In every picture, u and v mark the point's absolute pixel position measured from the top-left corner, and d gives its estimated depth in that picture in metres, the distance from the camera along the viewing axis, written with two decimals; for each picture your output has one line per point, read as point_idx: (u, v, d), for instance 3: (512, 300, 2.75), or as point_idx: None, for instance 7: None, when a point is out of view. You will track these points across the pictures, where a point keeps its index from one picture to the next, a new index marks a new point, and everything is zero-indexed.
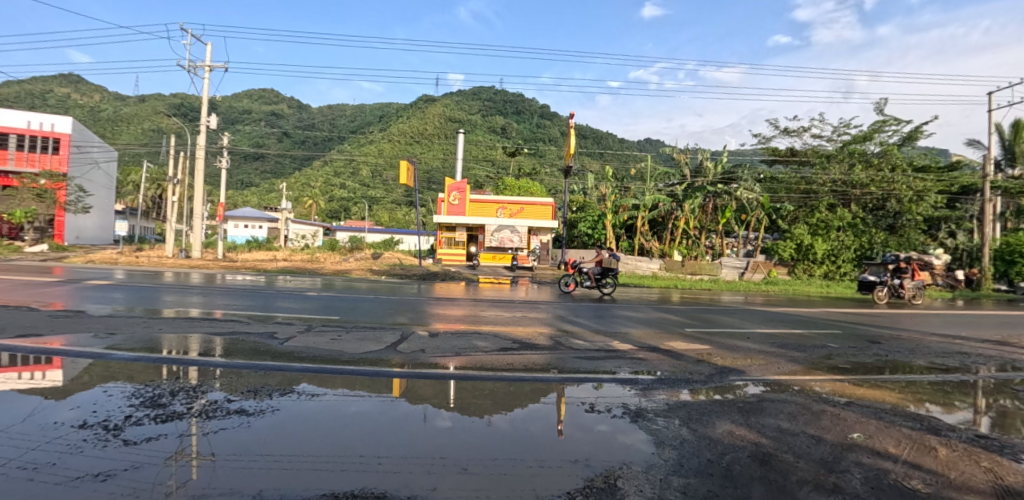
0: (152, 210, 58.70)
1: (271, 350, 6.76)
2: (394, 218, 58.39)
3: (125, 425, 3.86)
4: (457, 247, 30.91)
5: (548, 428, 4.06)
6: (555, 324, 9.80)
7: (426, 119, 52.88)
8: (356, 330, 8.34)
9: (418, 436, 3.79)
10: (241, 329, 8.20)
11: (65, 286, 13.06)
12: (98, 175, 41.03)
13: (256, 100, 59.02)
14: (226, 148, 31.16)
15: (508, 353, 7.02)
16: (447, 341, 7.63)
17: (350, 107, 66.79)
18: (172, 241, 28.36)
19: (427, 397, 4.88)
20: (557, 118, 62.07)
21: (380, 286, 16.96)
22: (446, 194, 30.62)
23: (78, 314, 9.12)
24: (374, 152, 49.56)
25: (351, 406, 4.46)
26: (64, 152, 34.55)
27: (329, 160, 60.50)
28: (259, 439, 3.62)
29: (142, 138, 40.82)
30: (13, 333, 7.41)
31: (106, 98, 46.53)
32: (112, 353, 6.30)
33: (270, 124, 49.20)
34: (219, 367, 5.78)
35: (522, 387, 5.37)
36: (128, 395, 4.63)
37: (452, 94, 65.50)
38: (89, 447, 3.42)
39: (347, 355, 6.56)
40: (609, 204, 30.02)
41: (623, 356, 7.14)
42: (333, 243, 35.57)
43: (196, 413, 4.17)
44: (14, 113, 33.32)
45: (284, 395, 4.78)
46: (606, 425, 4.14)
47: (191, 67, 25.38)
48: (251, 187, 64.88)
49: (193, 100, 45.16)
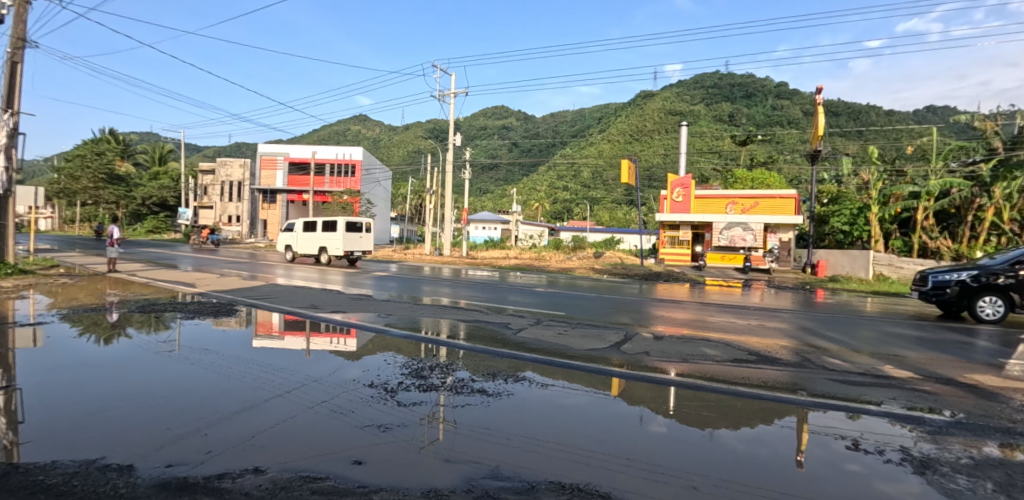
0: (417, 217, 72.19)
1: (505, 338, 7.53)
2: (614, 218, 59.29)
3: (398, 389, 4.78)
4: (681, 247, 29.11)
5: (782, 456, 3.48)
6: (800, 337, 8.36)
7: (645, 116, 51.82)
8: (580, 326, 8.65)
9: (634, 440, 3.69)
10: (482, 318, 9.37)
11: (361, 276, 17.17)
12: (382, 191, 52.40)
13: (491, 117, 66.96)
14: (468, 162, 35.56)
15: (742, 365, 6.31)
16: (673, 346, 7.29)
17: (571, 113, 69.99)
18: (430, 241, 34.04)
19: (643, 399, 4.77)
20: (799, 96, 53.14)
21: (540, 281, 18.39)
22: (668, 191, 29.64)
23: (369, 297, 11.83)
24: (594, 153, 51.15)
25: (569, 399, 4.63)
26: (359, 175, 45.44)
27: (553, 165, 64.92)
28: (494, 417, 4.07)
29: (409, 159, 51.18)
30: (332, 309, 10.07)
31: (384, 130, 59.06)
32: (389, 329, 7.98)
33: (502, 137, 55.44)
34: (463, 349, 6.72)
35: (751, 404, 4.75)
36: (398, 365, 5.72)
37: (672, 86, 62.03)
38: (376, 402, 4.35)
39: (572, 350, 6.87)
40: (875, 193, 24.47)
41: (898, 386, 5.64)
42: (558, 243, 37.49)
43: (448, 387, 4.88)
44: (329, 148, 45.27)
45: (517, 380, 5.25)
46: (858, 466, 3.36)
47: (441, 96, 30.16)
48: (487, 194, 74.37)
49: (443, 124, 54.31)
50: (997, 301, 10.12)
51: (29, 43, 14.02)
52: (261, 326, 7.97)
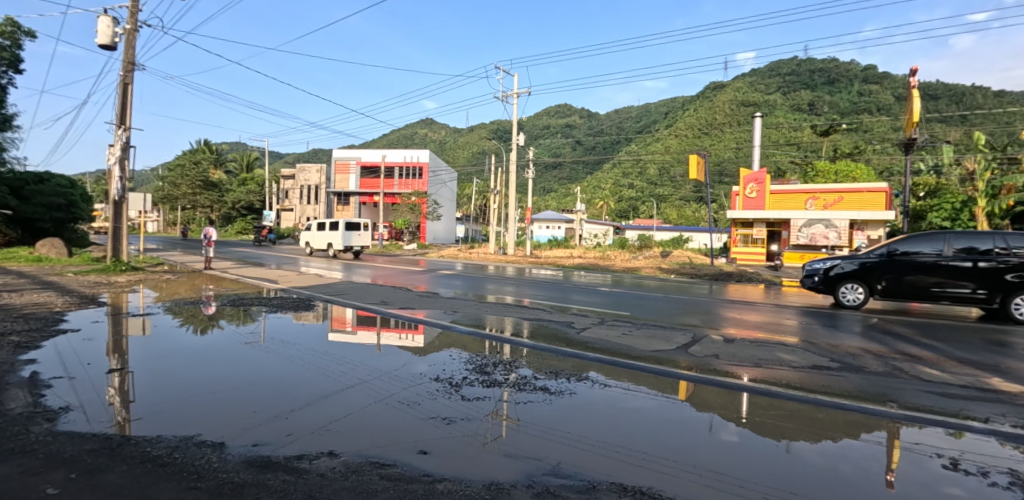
0: (481, 216, 73.60)
1: (569, 337, 7.50)
2: (682, 215, 57.64)
3: (462, 383, 4.90)
4: (754, 245, 27.23)
5: (869, 474, 3.20)
6: (890, 345, 7.63)
7: (715, 108, 49.55)
8: (645, 327, 8.42)
9: (700, 447, 3.54)
10: (544, 316, 9.37)
11: (427, 274, 17.77)
12: (448, 192, 53.91)
13: (553, 115, 66.84)
14: (531, 161, 35.72)
15: (822, 373, 5.86)
16: (745, 350, 6.90)
17: (635, 108, 68.25)
18: (494, 241, 34.58)
19: (713, 405, 4.57)
20: (891, 79, 48.48)
21: (604, 279, 18.11)
22: (741, 187, 28.19)
23: (435, 295, 12.22)
24: (661, 149, 49.71)
25: (633, 401, 4.54)
26: (426, 177, 46.95)
27: (617, 163, 63.74)
28: (555, 415, 4.07)
29: (474, 160, 52.38)
30: (400, 305, 10.50)
31: (449, 133, 60.68)
32: (454, 326, 8.19)
33: (565, 135, 55.18)
34: (527, 348, 6.77)
35: (834, 415, 4.39)
36: (462, 360, 5.87)
37: (745, 75, 58.70)
38: (442, 396, 4.49)
39: (637, 351, 6.70)
40: (982, 185, 21.80)
41: (1009, 402, 4.99)
42: (623, 242, 36.78)
43: (511, 384, 4.94)
44: (398, 151, 47.17)
45: (580, 379, 5.21)
46: (960, 490, 3.02)
47: (504, 97, 30.53)
48: (551, 193, 74.39)
49: (506, 124, 54.87)
50: (854, 288, 11.05)
51: (137, 65, 15.72)
52: (336, 321, 8.46)
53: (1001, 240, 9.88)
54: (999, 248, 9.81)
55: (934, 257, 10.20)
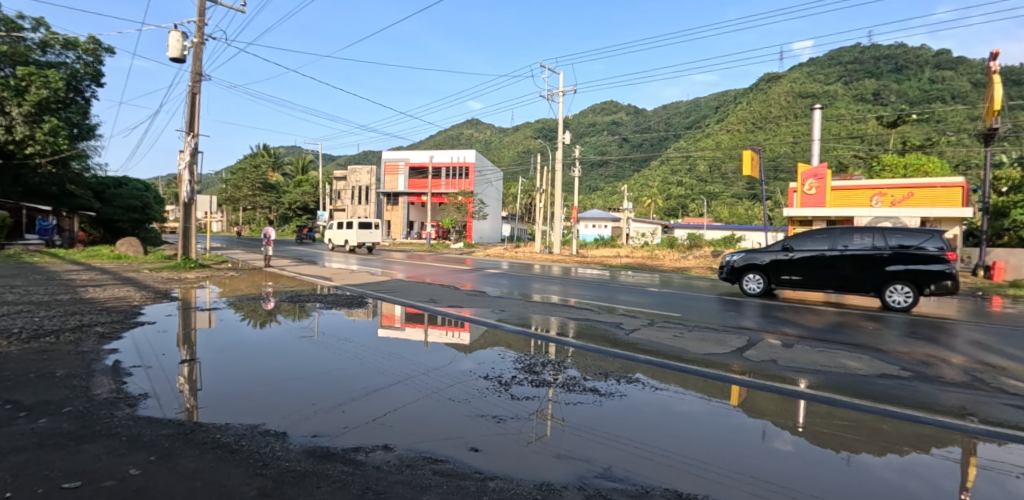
0: (526, 215, 73.80)
1: (617, 338, 7.38)
2: (734, 213, 55.59)
3: (511, 382, 4.92)
4: None
5: (943, 492, 2.95)
6: (970, 353, 7.02)
7: (770, 101, 47.45)
8: (697, 329, 8.16)
9: (754, 455, 3.39)
10: (592, 316, 9.25)
11: (474, 273, 17.98)
12: (494, 192, 54.40)
13: (599, 113, 66.04)
14: (577, 160, 35.41)
15: (891, 382, 5.47)
16: (806, 355, 6.55)
17: (685, 103, 66.32)
18: (540, 240, 34.58)
19: (768, 412, 4.36)
20: (969, 63, 44.67)
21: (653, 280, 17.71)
22: (799, 183, 26.88)
23: (482, 293, 12.35)
24: (711, 144, 48.15)
25: (683, 406, 4.40)
26: (472, 177, 47.35)
27: (666, 160, 62.26)
28: (602, 418, 4.00)
29: (519, 160, 52.58)
30: (449, 303, 10.66)
31: (494, 133, 61.17)
32: (501, 325, 8.23)
33: (611, 132, 54.39)
34: (573, 348, 6.70)
35: (903, 428, 4.09)
36: (511, 359, 5.89)
37: (804, 65, 55.77)
38: (491, 394, 4.51)
39: (689, 354, 6.50)
40: None
41: None
42: (672, 241, 35.89)
43: (559, 384, 4.91)
44: (444, 152, 48.00)
45: (630, 382, 5.11)
46: None
47: (550, 95, 30.41)
48: (596, 192, 73.61)
49: (551, 123, 54.69)
50: (757, 277, 12.29)
51: (204, 75, 16.78)
52: (386, 318, 8.71)
53: (882, 237, 11.16)
54: (879, 244, 11.10)
55: (824, 251, 11.51)
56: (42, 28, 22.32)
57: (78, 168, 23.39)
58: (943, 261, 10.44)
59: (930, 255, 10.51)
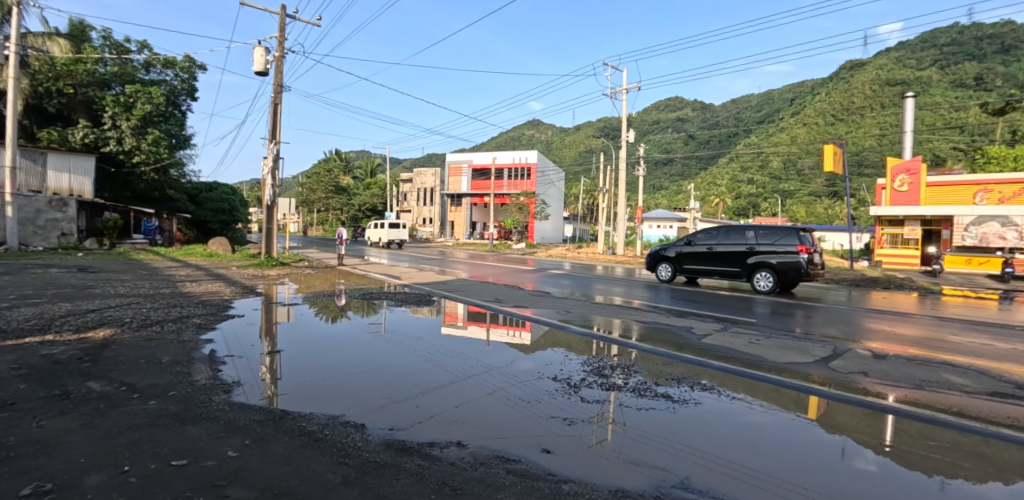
0: (587, 215, 72.92)
1: (687, 343, 7.09)
2: (812, 212, 52.04)
3: (580, 385, 4.87)
4: (906, 247, 23.57)
5: None
6: None
7: (853, 91, 43.91)
8: (775, 336, 7.67)
9: (836, 473, 3.14)
10: (660, 320, 8.96)
11: (537, 274, 18.00)
12: (555, 192, 54.24)
13: (663, 109, 64.01)
14: (641, 158, 34.54)
15: (1003, 401, 4.87)
16: (901, 368, 5.97)
17: (756, 96, 62.74)
18: (602, 241, 34.07)
19: (851, 427, 4.02)
20: None
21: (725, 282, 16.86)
22: (889, 180, 24.76)
23: (547, 294, 12.32)
24: (786, 140, 45.35)
25: (757, 417, 4.16)
26: (533, 177, 47.43)
27: (735, 156, 59.29)
28: (669, 425, 3.87)
29: (580, 159, 52.09)
30: (513, 304, 10.72)
31: (555, 133, 60.96)
32: (567, 326, 8.14)
33: (676, 129, 52.51)
34: (638, 350, 6.53)
35: (1014, 454, 3.63)
36: (577, 361, 5.82)
37: (893, 50, 50.99)
38: (560, 395, 4.49)
39: (766, 362, 6.12)
40: None
41: None
42: None
43: (629, 388, 4.80)
44: (505, 153, 48.46)
45: (704, 389, 4.89)
46: None
47: (613, 94, 29.77)
48: (661, 191, 71.40)
49: (613, 122, 53.67)
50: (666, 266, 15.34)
51: (284, 87, 17.95)
52: (449, 316, 8.91)
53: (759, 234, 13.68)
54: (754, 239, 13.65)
55: (711, 245, 14.19)
56: (146, 51, 24.92)
57: (176, 175, 25.90)
58: (796, 254, 12.93)
59: (785, 249, 13.04)
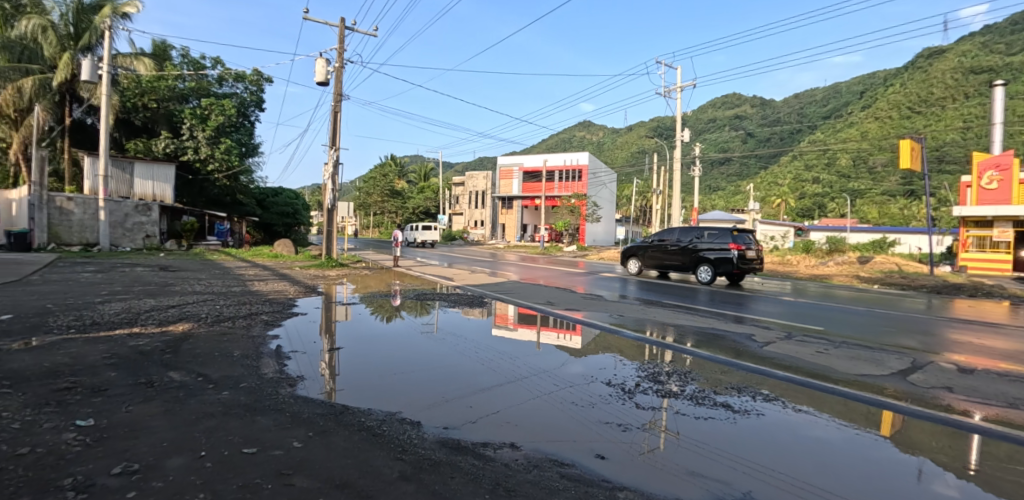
0: (640, 217, 71.34)
1: (747, 350, 6.78)
2: (886, 213, 48.38)
3: (635, 390, 4.77)
4: (997, 250, 21.68)
5: None
6: None
7: (934, 81, 40.41)
8: (845, 346, 7.19)
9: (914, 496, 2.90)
10: (717, 325, 8.63)
11: (588, 276, 17.82)
12: (607, 194, 53.46)
13: (720, 107, 61.64)
14: (697, 159, 33.39)
15: None
16: (992, 384, 5.43)
17: (822, 90, 59.12)
18: None
19: (931, 447, 3.70)
20: None
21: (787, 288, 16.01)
22: (976, 177, 22.70)
23: (598, 297, 12.16)
24: (856, 135, 42.44)
25: (824, 432, 3.91)
26: (585, 179, 47.10)
27: (800, 155, 56.10)
28: (728, 436, 3.71)
29: (632, 160, 51.05)
30: (563, 306, 10.66)
31: (606, 134, 60.10)
32: (620, 330, 8.00)
33: (734, 127, 50.37)
34: (694, 357, 6.31)
35: None
36: (631, 367, 5.70)
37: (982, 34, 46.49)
38: (613, 401, 4.42)
39: (835, 373, 5.74)
40: None
41: None
42: (809, 245, 32.23)
43: (686, 396, 4.65)
44: (556, 156, 48.26)
45: (767, 400, 4.66)
46: None
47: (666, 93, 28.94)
48: (718, 192, 68.72)
49: (666, 121, 52.23)
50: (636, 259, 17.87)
51: (343, 95, 18.76)
52: (500, 318, 8.98)
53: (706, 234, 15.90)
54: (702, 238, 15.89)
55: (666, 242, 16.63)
56: (219, 66, 26.82)
57: (246, 181, 27.65)
58: (731, 251, 15.11)
59: (721, 247, 15.25)
